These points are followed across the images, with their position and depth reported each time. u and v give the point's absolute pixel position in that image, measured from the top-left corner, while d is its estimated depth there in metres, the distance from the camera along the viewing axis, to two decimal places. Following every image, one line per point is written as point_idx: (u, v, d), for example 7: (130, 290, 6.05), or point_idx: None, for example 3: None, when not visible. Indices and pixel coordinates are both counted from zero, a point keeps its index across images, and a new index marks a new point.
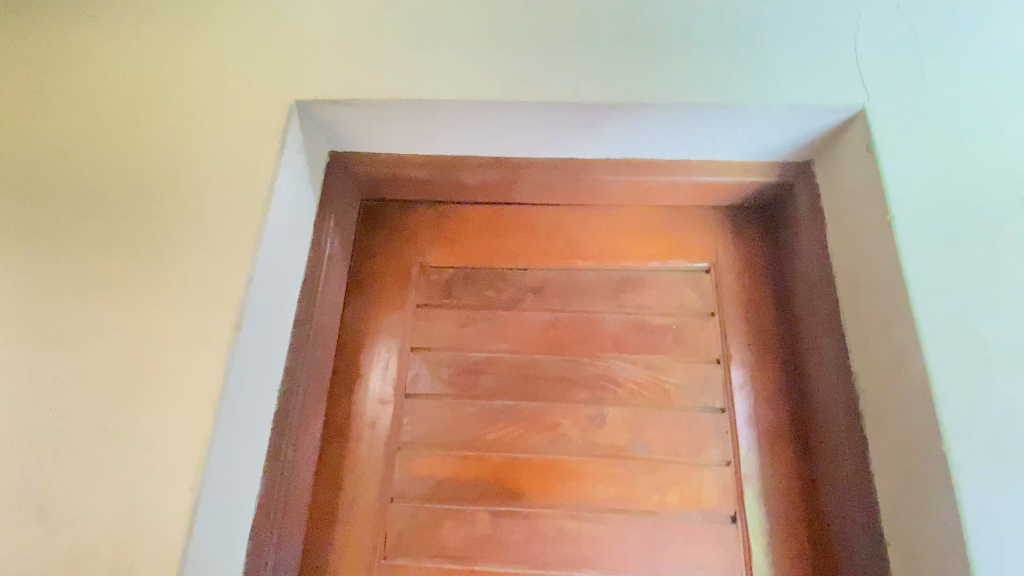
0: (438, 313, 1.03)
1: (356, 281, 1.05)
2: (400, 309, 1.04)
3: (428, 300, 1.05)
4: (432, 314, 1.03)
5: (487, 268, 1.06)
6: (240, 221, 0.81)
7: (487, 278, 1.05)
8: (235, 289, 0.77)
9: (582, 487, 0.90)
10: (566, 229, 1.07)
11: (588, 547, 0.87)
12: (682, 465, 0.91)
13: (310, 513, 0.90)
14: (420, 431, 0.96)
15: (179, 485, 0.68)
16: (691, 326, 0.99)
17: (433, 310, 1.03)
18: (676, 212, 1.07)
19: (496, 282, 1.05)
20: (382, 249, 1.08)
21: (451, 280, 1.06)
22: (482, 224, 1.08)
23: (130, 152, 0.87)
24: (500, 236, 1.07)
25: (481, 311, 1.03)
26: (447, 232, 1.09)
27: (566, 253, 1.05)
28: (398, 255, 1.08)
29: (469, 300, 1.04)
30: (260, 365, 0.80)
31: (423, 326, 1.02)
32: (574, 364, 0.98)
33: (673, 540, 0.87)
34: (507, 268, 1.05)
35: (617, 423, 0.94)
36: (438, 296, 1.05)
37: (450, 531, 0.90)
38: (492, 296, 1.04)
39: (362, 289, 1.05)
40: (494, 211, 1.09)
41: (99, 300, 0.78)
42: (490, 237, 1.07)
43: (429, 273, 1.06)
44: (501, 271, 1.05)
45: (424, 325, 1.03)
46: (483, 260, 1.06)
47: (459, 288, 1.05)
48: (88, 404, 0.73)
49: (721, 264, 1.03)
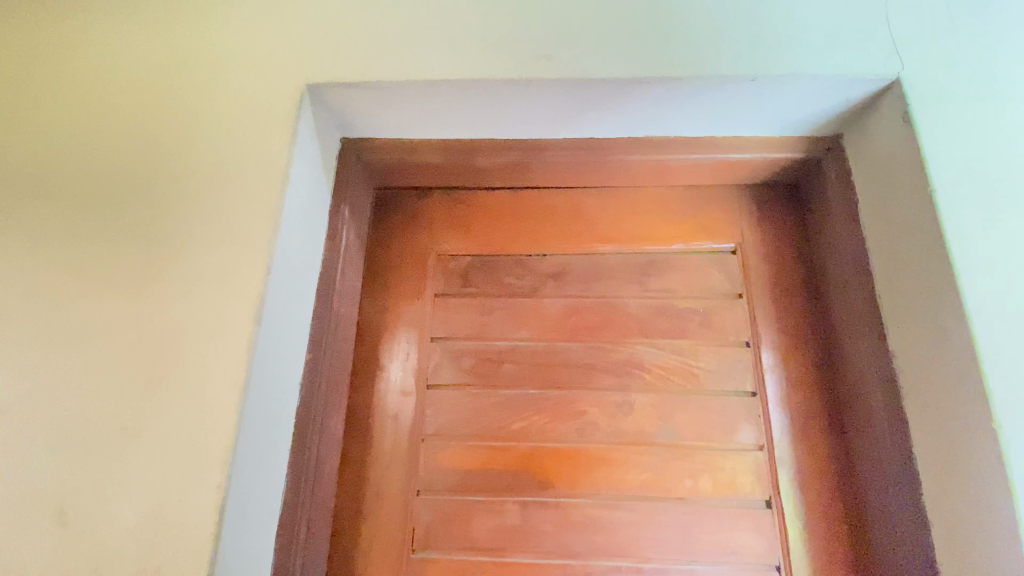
0: (457, 303, 1.01)
1: (373, 271, 1.03)
2: (418, 298, 1.01)
3: (447, 289, 1.02)
4: (451, 303, 1.01)
5: (505, 254, 1.03)
6: (256, 212, 0.79)
7: (506, 265, 1.03)
8: (254, 283, 0.75)
9: (612, 475, 0.89)
10: (586, 213, 1.04)
11: (621, 536, 0.86)
12: (713, 450, 0.89)
13: (335, 508, 0.89)
14: (444, 422, 0.94)
15: (204, 483, 0.66)
16: (718, 308, 0.96)
17: (452, 299, 1.01)
18: (699, 192, 1.04)
19: (515, 269, 1.02)
20: (398, 238, 1.05)
21: (469, 268, 1.03)
22: (499, 209, 1.06)
23: (139, 146, 0.84)
24: (518, 221, 1.04)
25: (500, 299, 1.00)
26: (463, 219, 1.06)
27: (586, 237, 1.02)
28: (414, 244, 1.05)
29: (488, 288, 1.01)
30: (281, 360, 0.78)
31: (443, 315, 1.00)
32: (599, 350, 0.95)
33: (707, 526, 0.86)
34: (526, 254, 1.03)
35: (645, 410, 0.91)
36: (457, 285, 1.02)
37: (480, 522, 0.88)
38: (512, 283, 1.01)
39: (379, 280, 1.02)
40: (511, 196, 1.06)
41: (114, 298, 0.76)
42: (508, 223, 1.05)
43: (447, 261, 1.04)
44: (520, 258, 1.03)
45: (443, 315, 1.00)
46: (501, 247, 1.03)
47: (478, 276, 1.02)
48: (106, 406, 0.71)
49: (747, 243, 1.00)
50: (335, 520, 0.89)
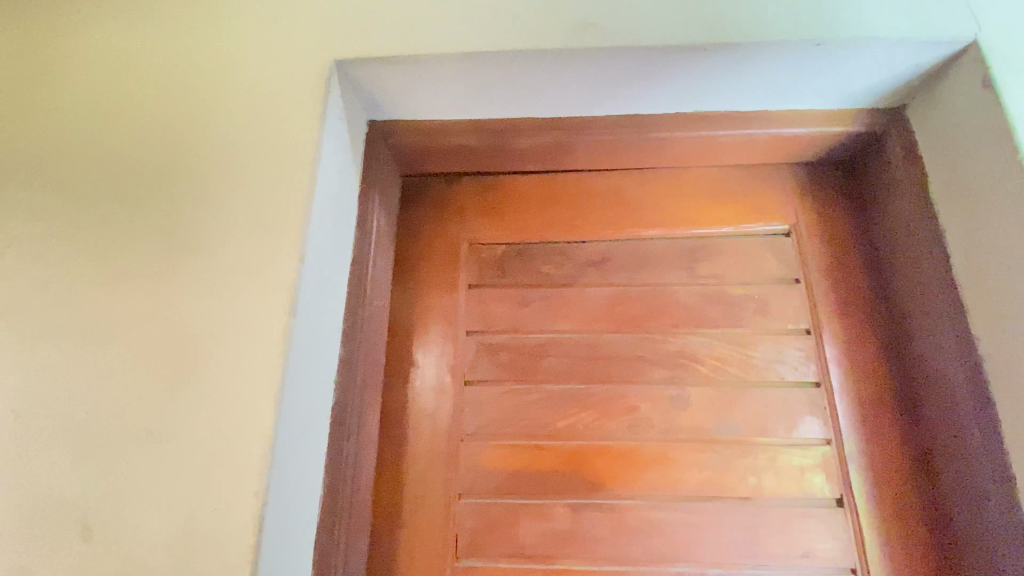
0: (493, 294, 0.95)
1: (403, 263, 0.97)
2: (451, 290, 0.95)
3: (482, 280, 0.96)
4: (487, 295, 0.95)
5: (542, 242, 0.97)
6: (287, 199, 0.73)
7: (544, 253, 0.96)
8: (286, 273, 0.69)
9: (668, 474, 0.83)
10: (627, 196, 0.97)
11: (681, 539, 0.80)
12: (776, 446, 0.83)
13: (373, 515, 0.83)
14: (484, 421, 0.88)
15: (240, 491, 0.60)
16: (775, 294, 0.90)
17: (488, 290, 0.95)
18: (748, 172, 0.97)
19: (554, 257, 0.96)
20: (428, 227, 0.99)
21: (504, 257, 0.97)
22: (535, 194, 0.99)
23: (159, 132, 0.79)
24: (555, 206, 0.98)
25: (539, 290, 0.94)
26: (496, 206, 0.99)
27: (629, 221, 0.95)
28: (445, 233, 0.99)
29: (525, 278, 0.95)
30: (316, 356, 0.72)
31: (479, 307, 0.94)
32: (649, 342, 0.89)
33: (774, 527, 0.80)
34: (564, 241, 0.96)
35: (701, 404, 0.85)
36: (492, 276, 0.96)
37: (528, 527, 0.82)
38: (550, 272, 0.95)
39: (410, 271, 0.97)
40: (546, 179, 0.99)
41: (136, 293, 0.70)
42: (544, 208, 0.98)
43: (480, 251, 0.98)
44: (558, 245, 0.96)
45: (480, 307, 0.94)
46: (538, 234, 0.97)
47: (514, 265, 0.96)
48: (129, 409, 0.65)
49: (802, 224, 0.94)
50: (373, 527, 0.83)
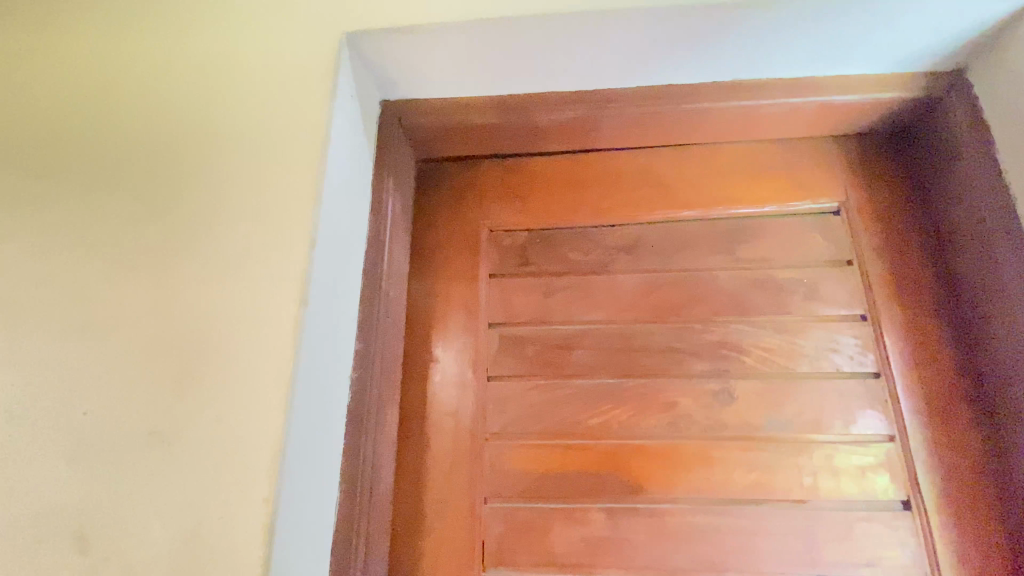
0: (517, 283, 0.88)
1: (420, 252, 0.91)
2: (472, 279, 0.89)
3: (504, 268, 0.90)
4: (510, 284, 0.88)
5: (568, 226, 0.90)
6: (297, 180, 0.68)
7: (570, 239, 0.89)
8: (296, 258, 0.64)
9: (713, 476, 0.76)
10: (660, 176, 0.90)
11: (729, 547, 0.73)
12: (833, 443, 0.76)
13: (393, 520, 0.78)
14: (510, 418, 0.81)
15: (249, 497, 0.55)
16: (825, 278, 0.82)
17: (511, 279, 0.89)
18: (790, 146, 0.90)
19: (581, 242, 0.89)
20: (445, 214, 0.93)
21: (528, 244, 0.90)
22: (559, 175, 0.92)
23: (161, 114, 0.74)
24: (581, 188, 0.91)
25: (566, 277, 0.87)
26: (518, 189, 0.93)
27: (662, 202, 0.88)
28: (464, 219, 0.93)
29: (551, 265, 0.89)
30: (329, 349, 0.66)
31: (502, 298, 0.88)
32: (687, 331, 0.82)
33: (832, 533, 0.73)
34: (592, 225, 0.90)
35: (748, 398, 0.78)
36: (515, 264, 0.89)
37: (560, 534, 0.76)
38: (578, 259, 0.88)
39: (427, 261, 0.91)
40: (571, 159, 0.92)
41: (138, 284, 0.66)
42: (569, 190, 0.91)
43: (502, 237, 0.91)
44: (585, 230, 0.90)
45: (502, 297, 0.88)
46: (564, 218, 0.90)
47: (538, 252, 0.89)
48: (130, 408, 0.60)
49: (852, 201, 0.86)
50: (393, 534, 0.77)
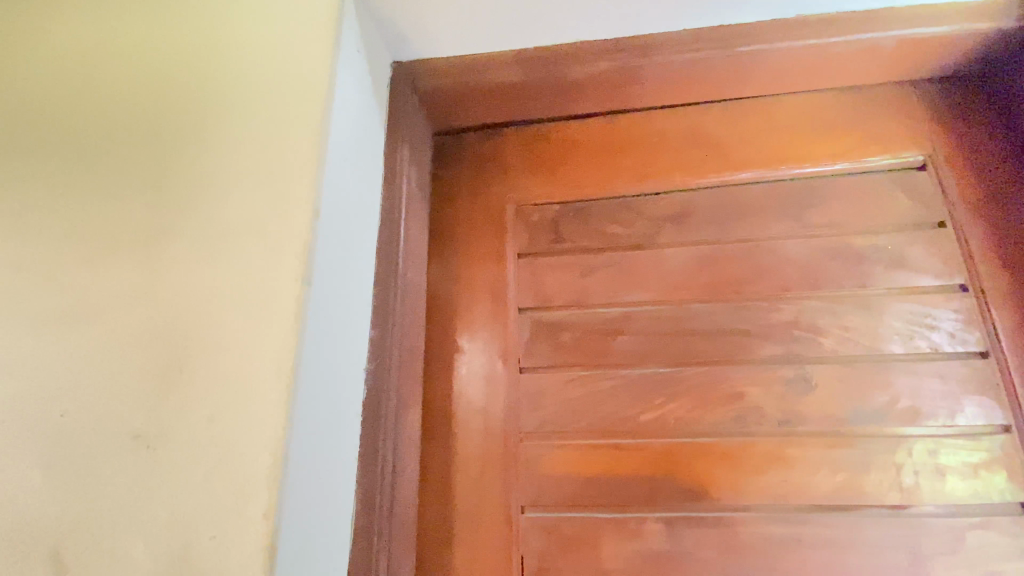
0: (550, 263, 0.78)
1: (439, 232, 0.81)
2: (499, 259, 0.79)
3: (534, 247, 0.79)
4: (542, 264, 0.78)
5: (606, 197, 0.79)
6: (296, 140, 0.58)
7: (608, 210, 0.79)
8: (297, 230, 0.54)
9: (792, 478, 0.64)
10: (710, 135, 0.79)
11: (817, 563, 0.61)
12: (935, 437, 0.64)
13: (418, 534, 0.68)
14: (548, 416, 0.71)
15: (245, 512, 0.45)
16: (913, 244, 0.70)
17: (543, 258, 0.78)
18: (861, 95, 0.78)
19: (622, 214, 0.78)
20: (466, 189, 0.83)
21: (560, 218, 0.80)
22: (594, 140, 0.82)
23: (145, 79, 0.65)
24: (619, 153, 0.80)
25: (606, 254, 0.77)
26: (547, 158, 0.82)
27: (714, 164, 0.77)
28: (487, 194, 0.82)
29: (588, 241, 0.78)
30: (339, 336, 0.56)
31: (533, 279, 0.78)
32: (751, 311, 0.71)
33: (943, 545, 0.60)
34: (634, 194, 0.79)
35: (828, 386, 0.67)
36: (547, 241, 0.79)
37: (612, 549, 0.65)
38: (618, 233, 0.78)
39: (447, 242, 0.81)
40: (606, 122, 0.82)
41: (121, 267, 0.57)
42: (606, 157, 0.80)
43: (531, 212, 0.81)
44: (626, 200, 0.79)
45: (534, 279, 0.78)
46: (600, 187, 0.79)
47: (573, 227, 0.79)
48: (111, 408, 0.52)
49: (939, 153, 0.74)
50: (419, 550, 0.67)
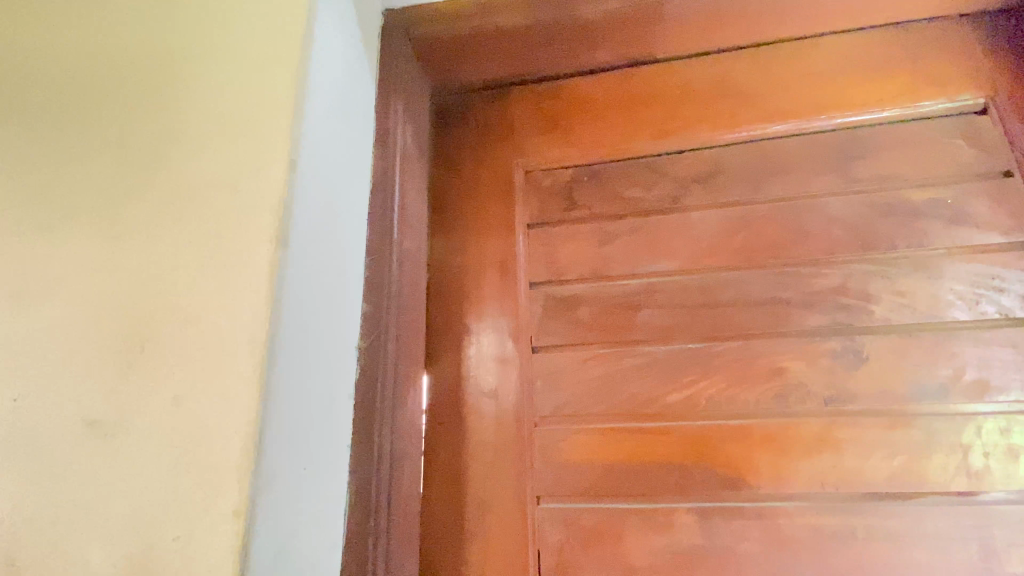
0: (564, 232, 0.70)
1: (441, 203, 0.74)
2: (506, 230, 0.72)
3: (545, 215, 0.72)
4: (554, 234, 0.70)
5: (622, 159, 0.72)
6: (272, 83, 0.51)
7: (626, 174, 0.71)
8: (271, 184, 0.47)
9: (842, 464, 0.57)
10: (737, 86, 0.70)
11: (871, 557, 0.54)
12: (1007, 414, 0.55)
13: (425, 529, 0.62)
14: (564, 398, 0.64)
15: (215, 508, 0.39)
16: (974, 196, 0.62)
17: (555, 228, 0.71)
18: (910, 34, 0.69)
19: (640, 176, 0.71)
20: (470, 154, 0.76)
21: (573, 184, 0.72)
22: (608, 97, 0.74)
23: (105, 24, 0.58)
24: (636, 109, 0.72)
25: (624, 222, 0.69)
26: (559, 117, 0.74)
27: (743, 118, 0.69)
28: (493, 159, 0.75)
29: (604, 208, 0.70)
30: (324, 307, 0.49)
31: (544, 251, 0.70)
32: (791, 278, 0.63)
33: (1022, 537, 0.52)
34: (653, 155, 0.71)
35: (881, 359, 0.59)
36: (560, 209, 0.71)
37: (638, 541, 0.58)
38: (637, 197, 0.70)
39: (450, 213, 0.74)
40: (623, 74, 0.74)
41: (73, 232, 0.50)
42: (621, 114, 0.73)
43: (540, 178, 0.73)
44: (644, 161, 0.71)
45: (546, 250, 0.70)
46: (616, 147, 0.72)
47: (588, 192, 0.71)
48: (65, 394, 0.45)
49: (1001, 93, 0.65)
50: (425, 547, 0.61)
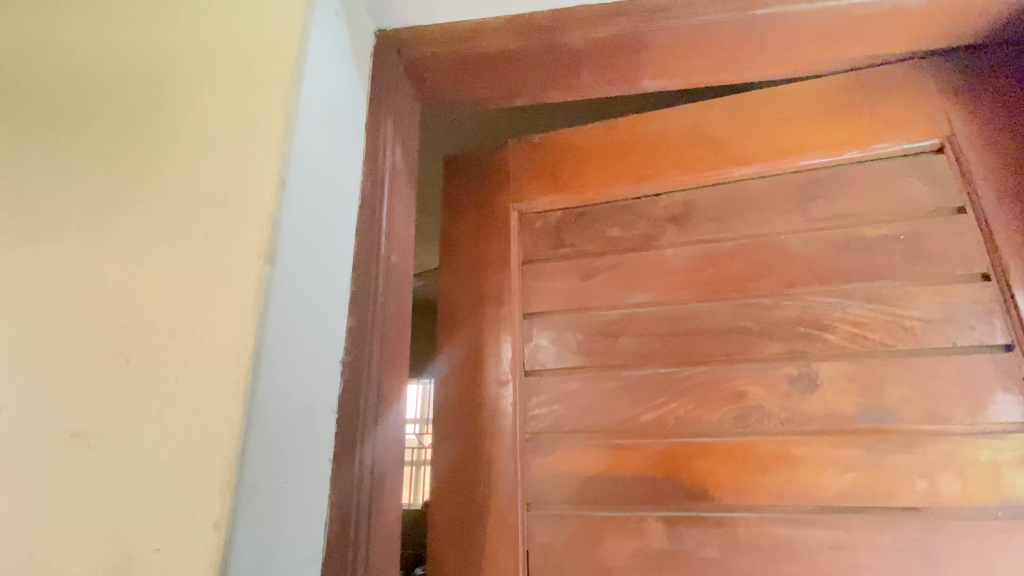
0: (550, 268, 0.74)
1: (450, 244, 0.80)
2: (498, 261, 0.75)
3: (535, 254, 0.75)
4: (542, 270, 0.74)
5: (604, 203, 0.75)
6: (262, 103, 0.51)
7: (608, 215, 0.74)
8: (259, 202, 0.48)
9: (798, 479, 0.60)
10: (711, 128, 0.74)
11: (822, 566, 0.57)
12: (956, 437, 0.58)
13: (436, 537, 0.67)
14: (545, 416, 0.68)
15: (196, 519, 0.39)
16: (929, 231, 0.64)
17: (544, 266, 0.74)
18: (877, 76, 0.72)
19: (620, 217, 0.74)
20: (470, 193, 0.81)
21: (561, 226, 0.75)
22: (594, 140, 0.78)
23: (102, 35, 0.58)
24: (619, 152, 0.76)
25: (603, 258, 0.72)
26: (547, 159, 0.78)
27: (716, 158, 0.72)
28: (490, 200, 0.79)
29: (588, 246, 0.74)
30: (308, 323, 0.50)
31: (534, 287, 0.73)
32: (755, 307, 0.66)
33: (962, 549, 0.55)
34: (632, 198, 0.74)
35: (838, 383, 0.62)
36: (548, 247, 0.75)
37: (612, 547, 0.61)
38: (617, 237, 0.73)
39: (456, 253, 0.78)
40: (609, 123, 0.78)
41: (58, 242, 0.50)
42: (604, 159, 0.76)
43: (532, 222, 0.77)
44: (623, 204, 0.74)
45: (534, 280, 0.74)
46: (597, 188, 0.75)
47: (574, 232, 0.75)
48: (46, 404, 0.45)
49: (960, 132, 0.68)
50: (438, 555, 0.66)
